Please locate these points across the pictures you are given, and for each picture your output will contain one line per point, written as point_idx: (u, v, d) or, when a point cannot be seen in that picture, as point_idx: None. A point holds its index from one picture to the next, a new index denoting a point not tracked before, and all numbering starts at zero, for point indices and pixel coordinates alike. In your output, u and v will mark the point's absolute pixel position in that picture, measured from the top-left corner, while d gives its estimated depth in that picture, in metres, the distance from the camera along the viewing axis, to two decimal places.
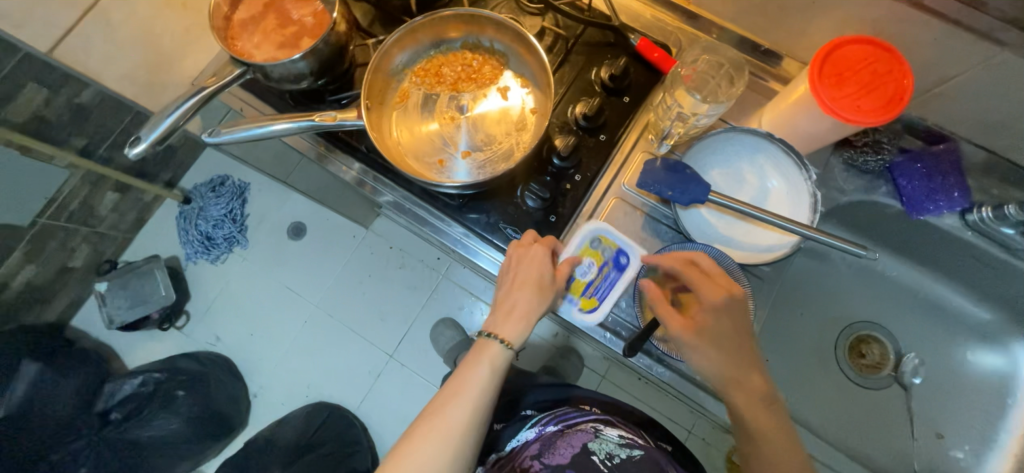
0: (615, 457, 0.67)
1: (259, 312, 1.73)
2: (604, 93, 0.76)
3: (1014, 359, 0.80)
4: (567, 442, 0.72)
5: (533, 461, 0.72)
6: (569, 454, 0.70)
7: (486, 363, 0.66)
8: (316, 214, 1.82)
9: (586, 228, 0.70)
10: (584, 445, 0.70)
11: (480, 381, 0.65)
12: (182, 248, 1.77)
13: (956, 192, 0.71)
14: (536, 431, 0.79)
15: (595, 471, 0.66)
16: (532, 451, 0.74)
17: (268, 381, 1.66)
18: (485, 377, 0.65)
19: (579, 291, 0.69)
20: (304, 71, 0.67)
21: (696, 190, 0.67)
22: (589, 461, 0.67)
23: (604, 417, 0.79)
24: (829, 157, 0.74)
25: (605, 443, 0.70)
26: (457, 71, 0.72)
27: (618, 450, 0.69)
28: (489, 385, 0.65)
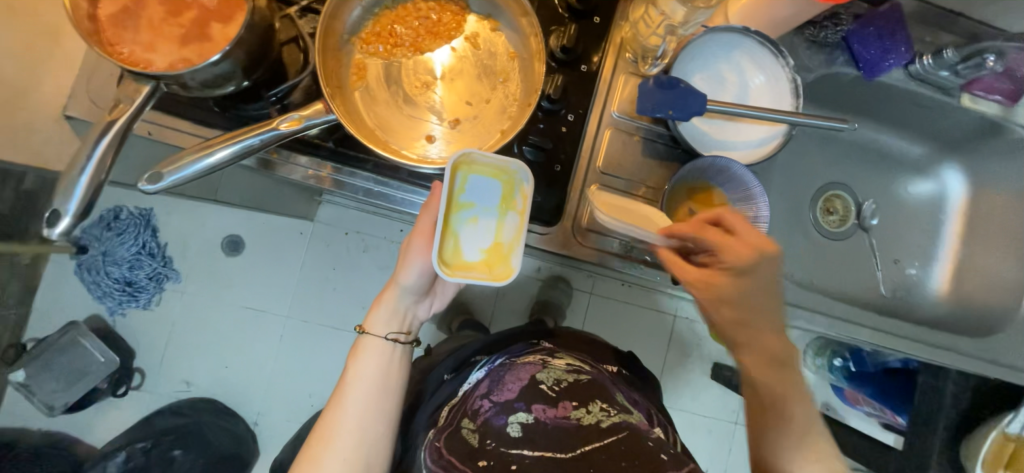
0: (563, 382, 0.70)
1: (224, 342, 1.57)
2: (573, 18, 0.70)
3: (944, 182, 0.95)
4: (514, 375, 0.72)
5: (484, 400, 0.69)
6: (519, 386, 0.70)
7: (371, 352, 0.69)
8: (249, 220, 1.60)
9: (456, 158, 0.57)
10: (533, 375, 0.72)
11: (370, 370, 0.68)
12: (100, 303, 1.51)
13: (904, 47, 0.76)
14: (485, 370, 0.77)
15: (546, 397, 0.68)
16: (482, 390, 0.72)
17: (263, 405, 1.56)
18: (372, 365, 0.68)
19: (501, 250, 0.60)
20: (230, 70, 0.53)
21: (694, 104, 0.67)
22: (539, 390, 0.69)
23: (547, 348, 0.81)
24: (793, 38, 0.76)
25: (553, 372, 0.73)
26: (414, 27, 0.61)
27: (565, 376, 0.72)
28: (378, 372, 0.68)
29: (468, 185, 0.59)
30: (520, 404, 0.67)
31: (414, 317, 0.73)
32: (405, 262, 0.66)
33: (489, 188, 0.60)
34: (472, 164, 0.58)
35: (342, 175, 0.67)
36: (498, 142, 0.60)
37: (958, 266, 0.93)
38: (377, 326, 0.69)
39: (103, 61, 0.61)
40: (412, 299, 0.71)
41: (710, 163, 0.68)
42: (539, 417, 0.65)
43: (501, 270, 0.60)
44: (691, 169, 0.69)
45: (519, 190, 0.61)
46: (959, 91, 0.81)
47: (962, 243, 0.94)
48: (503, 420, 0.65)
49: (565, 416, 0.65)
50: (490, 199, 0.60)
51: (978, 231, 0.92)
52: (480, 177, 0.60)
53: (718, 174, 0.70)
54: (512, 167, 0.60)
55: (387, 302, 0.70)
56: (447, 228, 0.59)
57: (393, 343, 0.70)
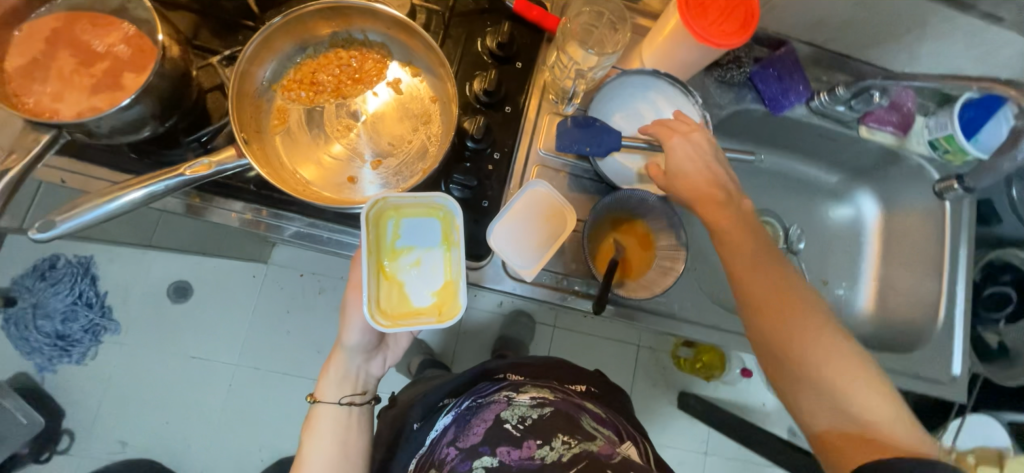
0: (527, 419, 0.68)
1: (166, 395, 1.48)
2: (495, 63, 0.74)
3: (860, 206, 1.02)
4: (479, 418, 0.71)
5: (450, 449, 0.69)
6: (483, 429, 0.68)
7: (322, 421, 0.72)
8: (197, 264, 1.55)
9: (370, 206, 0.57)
10: (497, 415, 0.70)
11: (323, 441, 0.70)
12: (27, 360, 1.42)
13: (801, 86, 0.83)
14: (451, 415, 0.76)
15: (511, 437, 0.66)
16: (449, 437, 0.71)
17: (208, 462, 1.46)
18: (324, 438, 0.71)
19: (451, 288, 0.60)
20: (143, 116, 0.54)
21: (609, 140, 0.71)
22: (504, 430, 0.67)
23: (514, 382, 0.79)
24: (704, 79, 0.83)
25: (518, 408, 0.71)
26: (336, 75, 0.64)
27: (529, 410, 0.70)
28: (333, 443, 0.71)
29: (400, 230, 0.60)
30: (484, 447, 0.66)
31: (367, 375, 0.75)
32: (345, 323, 0.68)
33: (423, 228, 0.61)
34: (399, 209, 0.60)
35: (278, 218, 0.67)
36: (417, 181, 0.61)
37: (881, 285, 0.98)
38: (326, 394, 0.72)
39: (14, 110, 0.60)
40: (361, 358, 0.73)
41: (630, 194, 0.72)
42: (504, 460, 0.63)
43: (451, 309, 0.59)
44: (613, 200, 0.72)
45: (454, 223, 0.61)
46: (856, 124, 0.88)
47: (882, 262, 0.99)
48: (468, 465, 0.64)
49: (529, 457, 0.63)
50: (427, 239, 0.61)
51: (894, 252, 0.98)
52: (413, 220, 0.61)
53: (639, 204, 0.73)
54: (441, 202, 0.60)
55: (337, 366, 0.73)
56: (388, 278, 0.60)
57: (347, 407, 0.73)
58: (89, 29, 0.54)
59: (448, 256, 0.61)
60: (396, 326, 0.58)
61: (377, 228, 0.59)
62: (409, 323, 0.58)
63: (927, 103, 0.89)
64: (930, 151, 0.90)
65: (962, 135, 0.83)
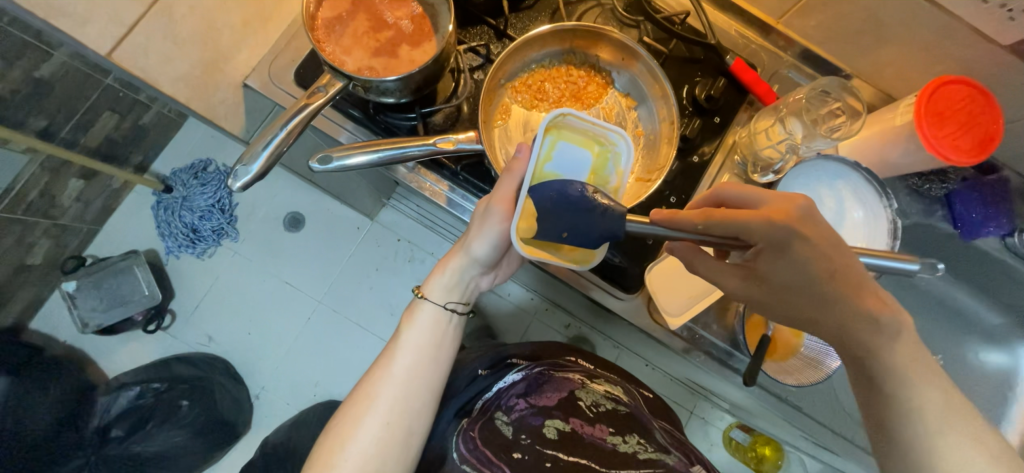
0: (600, 405, 0.77)
1: (256, 309, 1.62)
2: (696, 112, 0.75)
3: (1016, 356, 0.93)
4: (553, 386, 0.79)
5: (519, 399, 0.78)
6: (557, 396, 0.77)
7: (423, 317, 0.69)
8: (316, 202, 1.70)
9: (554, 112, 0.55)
10: (572, 390, 0.79)
11: (420, 337, 0.68)
12: (161, 241, 1.60)
13: (1005, 219, 0.78)
14: (521, 373, 0.83)
15: (585, 415, 0.74)
16: (517, 390, 0.80)
17: (270, 381, 1.57)
18: (423, 334, 0.68)
19: None
20: (390, 89, 0.59)
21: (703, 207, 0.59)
22: (577, 405, 0.76)
23: (586, 371, 0.87)
24: (897, 183, 0.79)
25: (593, 393, 0.79)
26: (561, 88, 0.68)
27: (602, 400, 0.78)
28: (429, 343, 0.68)
29: (558, 151, 0.58)
30: (557, 412, 0.74)
31: (475, 287, 0.72)
32: (481, 226, 0.63)
33: (578, 157, 0.60)
34: (565, 129, 0.58)
35: (455, 195, 0.74)
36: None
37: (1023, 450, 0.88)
38: (435, 293, 0.68)
39: (287, 49, 0.70)
40: (478, 270, 0.69)
41: None
42: (575, 429, 0.71)
43: (581, 254, 0.60)
44: None
45: (611, 163, 0.60)
46: None
47: None
48: (538, 421, 0.73)
49: (602, 438, 0.70)
50: (577, 170, 0.59)
51: None
52: (570, 145, 0.59)
53: None
54: (608, 138, 0.59)
55: (451, 269, 0.69)
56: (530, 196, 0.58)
57: (450, 312, 0.69)
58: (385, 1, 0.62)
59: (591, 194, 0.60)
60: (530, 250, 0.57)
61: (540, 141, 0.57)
62: (543, 252, 0.57)
63: None
64: None
65: None
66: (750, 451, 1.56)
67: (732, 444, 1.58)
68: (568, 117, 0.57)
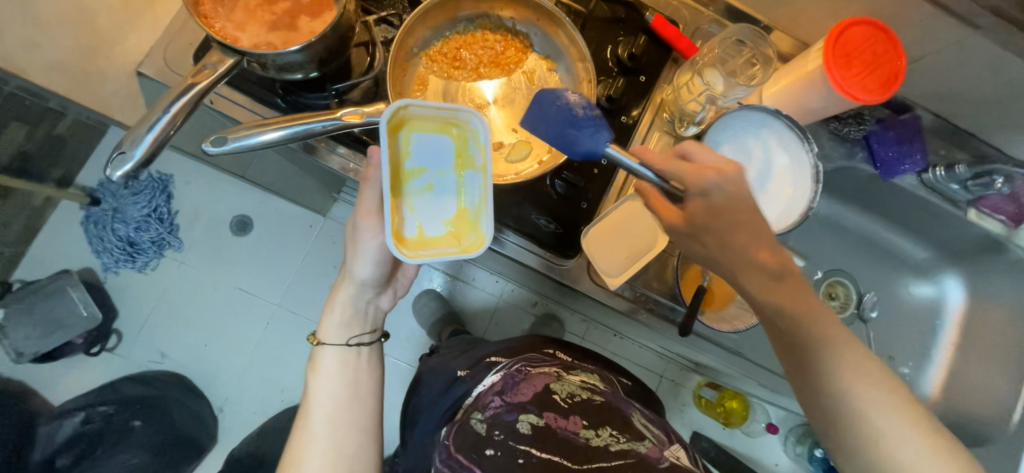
0: (574, 397, 0.77)
1: (210, 319, 1.55)
2: (621, 73, 0.75)
3: (943, 288, 0.98)
4: (530, 382, 0.78)
5: (495, 396, 0.76)
6: (532, 392, 0.76)
7: (328, 364, 0.71)
8: (263, 203, 1.63)
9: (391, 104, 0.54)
10: (547, 385, 0.78)
11: (334, 383, 0.70)
12: (96, 258, 1.51)
13: (918, 155, 0.81)
14: (499, 373, 0.83)
15: (559, 408, 0.73)
16: (495, 389, 0.78)
17: (234, 392, 1.52)
18: (331, 378, 0.71)
19: (467, 217, 0.59)
20: (300, 60, 0.56)
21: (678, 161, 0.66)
22: (552, 399, 0.75)
23: (563, 364, 0.89)
24: (818, 128, 0.82)
25: (568, 385, 0.79)
26: (479, 55, 0.66)
27: (577, 391, 0.78)
28: (341, 385, 0.70)
29: (414, 145, 0.57)
30: (531, 407, 0.73)
31: (375, 312, 0.76)
32: (358, 249, 0.67)
33: (438, 146, 0.58)
34: (413, 121, 0.56)
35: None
36: (508, 181, 0.63)
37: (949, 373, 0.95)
38: (331, 335, 0.72)
39: (182, 32, 0.65)
40: (370, 292, 0.73)
41: None
42: (551, 424, 0.70)
43: (471, 241, 0.59)
44: None
45: (472, 143, 0.58)
46: (965, 205, 0.84)
47: (955, 349, 0.96)
48: (514, 417, 0.71)
49: (575, 431, 0.70)
50: (440, 160, 0.58)
51: (973, 343, 0.94)
52: (425, 135, 0.58)
53: None
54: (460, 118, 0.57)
55: (342, 301, 0.73)
56: (400, 198, 0.57)
57: (355, 348, 0.73)
58: None
59: (465, 179, 0.59)
60: (411, 251, 0.57)
61: (392, 141, 0.56)
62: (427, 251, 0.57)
63: None
64: None
65: None
66: (718, 406, 1.62)
67: (702, 401, 1.64)
68: (407, 110, 0.55)
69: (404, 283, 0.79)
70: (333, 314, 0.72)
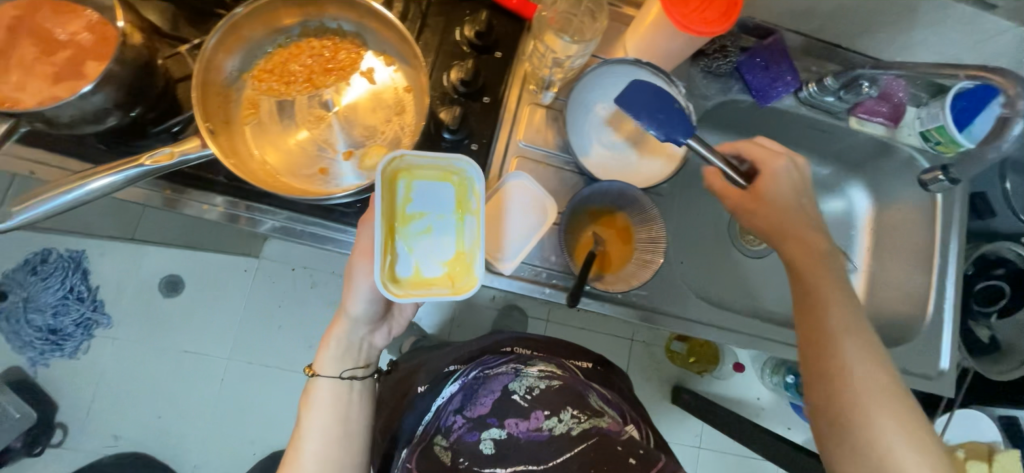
0: (533, 392, 0.77)
1: (159, 389, 1.48)
2: (475, 53, 0.73)
3: (850, 199, 0.99)
4: (488, 388, 0.78)
5: (457, 416, 0.76)
6: (492, 401, 0.77)
7: (320, 397, 0.71)
8: (188, 258, 1.55)
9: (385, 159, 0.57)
10: (506, 386, 0.78)
11: (322, 413, 0.70)
12: (21, 354, 1.42)
13: (789, 76, 0.81)
14: (458, 383, 0.80)
15: (517, 410, 0.76)
16: (455, 404, 0.77)
17: (201, 456, 1.47)
18: (319, 412, 0.70)
19: (463, 259, 0.61)
20: (106, 105, 0.52)
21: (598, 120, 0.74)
22: (511, 401, 0.76)
23: (521, 355, 0.84)
24: (689, 69, 0.81)
25: (525, 379, 0.79)
26: (309, 64, 0.63)
27: (536, 383, 0.79)
28: (329, 421, 0.70)
29: (415, 192, 0.61)
30: (491, 419, 0.75)
31: (370, 346, 0.74)
32: (350, 290, 0.67)
33: (440, 192, 0.62)
34: (414, 170, 0.60)
35: (240, 210, 0.67)
36: (361, 189, 0.60)
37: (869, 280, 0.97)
38: (325, 368, 0.71)
39: None
40: (364, 329, 0.72)
41: (608, 187, 0.71)
42: (512, 431, 0.74)
43: (463, 281, 0.60)
44: (593, 193, 0.71)
45: (471, 189, 0.62)
46: (846, 114, 0.86)
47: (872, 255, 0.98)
48: (475, 437, 0.74)
49: (535, 430, 0.74)
50: (441, 204, 0.62)
51: (884, 246, 0.96)
52: (427, 182, 0.61)
53: (618, 197, 0.72)
54: (459, 166, 0.61)
55: (337, 337, 0.72)
56: (399, 241, 0.60)
57: (348, 380, 0.72)
58: (53, 17, 0.53)
59: (463, 223, 0.62)
60: (403, 292, 0.58)
61: (393, 190, 0.60)
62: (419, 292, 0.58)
63: (920, 94, 0.86)
64: (923, 143, 0.86)
65: (953, 126, 0.80)
66: (690, 356, 1.63)
67: (674, 356, 1.65)
68: (409, 160, 0.59)
69: (402, 319, 0.75)
70: (330, 350, 0.71)
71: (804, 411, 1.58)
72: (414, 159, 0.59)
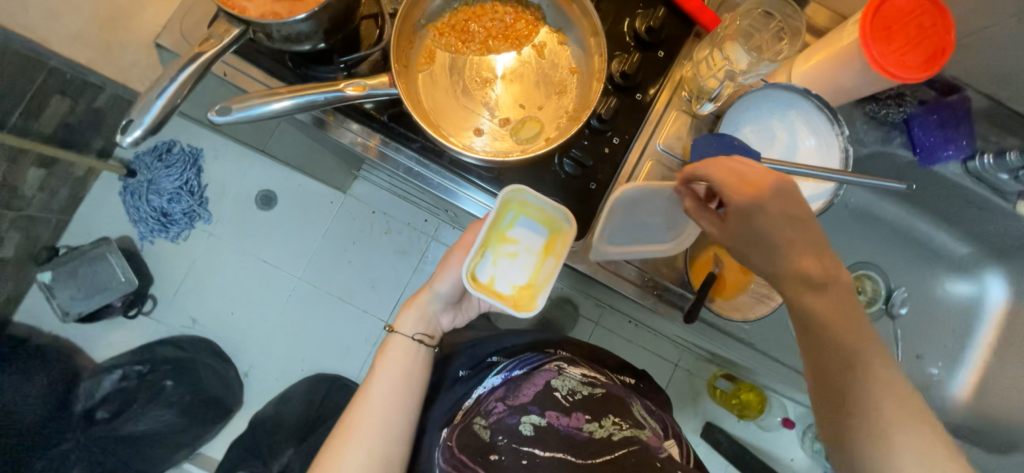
0: (576, 393, 0.76)
1: (237, 289, 1.62)
2: (638, 47, 0.72)
3: (983, 286, 0.91)
4: (530, 381, 0.78)
5: (498, 403, 0.76)
6: (533, 392, 0.76)
7: (394, 349, 0.77)
8: (286, 179, 1.67)
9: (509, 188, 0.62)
10: (548, 383, 0.77)
11: (393, 368, 0.76)
12: (133, 226, 1.59)
13: (965, 141, 0.75)
14: (501, 376, 0.82)
15: (559, 405, 0.73)
16: (497, 394, 0.78)
17: (258, 359, 1.59)
18: (393, 362, 0.76)
19: (529, 290, 0.64)
20: (313, 30, 0.57)
21: (699, 142, 0.68)
22: (553, 397, 0.74)
23: (564, 357, 0.85)
24: (852, 110, 0.76)
25: (568, 381, 0.78)
26: (488, 27, 0.64)
27: (579, 386, 0.77)
28: (400, 371, 0.75)
29: (518, 222, 0.65)
30: (533, 407, 0.73)
31: (438, 323, 0.81)
32: (443, 271, 0.74)
33: (535, 231, 0.66)
34: (525, 206, 0.65)
35: (388, 149, 0.70)
36: (518, 158, 0.61)
37: (984, 379, 0.89)
38: (405, 326, 0.77)
39: (198, 3, 0.66)
40: (440, 304, 0.79)
41: None
42: (551, 422, 0.71)
43: (525, 307, 0.64)
44: None
45: (563, 239, 0.65)
46: (1015, 196, 0.78)
47: (993, 352, 0.90)
48: (515, 420, 0.72)
49: (578, 427, 0.70)
50: (534, 242, 0.66)
51: (1012, 346, 0.88)
52: (530, 218, 0.66)
53: None
54: (562, 218, 0.65)
55: (419, 305, 0.78)
56: (488, 252, 0.65)
57: (418, 343, 0.77)
58: None
59: (542, 264, 0.65)
60: (476, 290, 0.63)
61: (501, 212, 0.65)
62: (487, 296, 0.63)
63: None
64: None
65: None
66: (733, 398, 1.56)
67: (716, 393, 1.59)
68: (524, 195, 0.64)
69: (472, 308, 0.84)
70: (410, 316, 0.77)
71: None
72: (533, 198, 0.64)
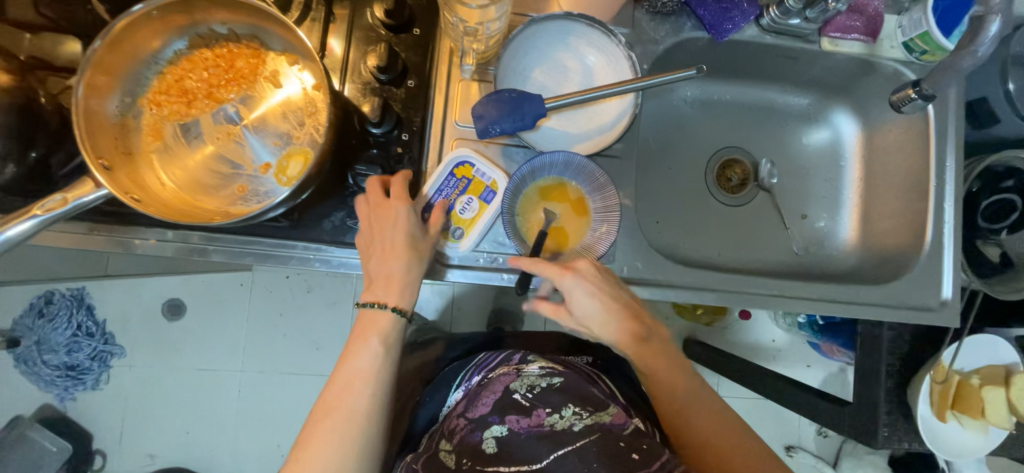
0: (536, 388, 0.67)
1: (182, 406, 1.44)
2: (390, 34, 0.67)
3: (835, 127, 0.92)
4: (489, 389, 0.70)
5: (459, 419, 0.68)
6: (493, 400, 0.67)
7: (383, 332, 0.61)
8: (186, 280, 1.46)
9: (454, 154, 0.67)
10: (506, 386, 0.69)
11: (377, 356, 0.61)
12: (48, 392, 1.41)
13: (745, 3, 0.73)
14: (462, 388, 0.76)
15: (518, 406, 0.65)
16: (459, 409, 0.70)
17: (234, 466, 1.44)
18: (381, 349, 0.61)
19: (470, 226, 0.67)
20: None
21: (479, 108, 0.64)
22: (513, 400, 0.66)
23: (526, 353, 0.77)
24: (633, 12, 0.74)
25: (527, 378, 0.69)
26: (206, 78, 0.58)
27: (540, 380, 0.68)
28: (384, 361, 0.61)
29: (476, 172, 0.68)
30: (494, 417, 0.65)
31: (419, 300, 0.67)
32: (400, 227, 0.61)
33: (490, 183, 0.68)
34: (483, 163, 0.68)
35: (213, 241, 0.65)
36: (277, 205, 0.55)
37: (863, 214, 0.90)
38: (398, 299, 0.62)
39: None
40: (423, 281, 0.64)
41: (551, 159, 0.66)
42: (512, 428, 0.62)
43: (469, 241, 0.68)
44: (532, 169, 0.67)
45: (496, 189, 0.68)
46: (816, 37, 0.77)
47: (864, 187, 0.90)
48: (479, 436, 0.63)
49: (539, 423, 0.62)
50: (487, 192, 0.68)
51: (875, 175, 0.89)
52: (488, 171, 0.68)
53: (567, 167, 0.67)
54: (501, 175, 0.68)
55: (410, 278, 0.62)
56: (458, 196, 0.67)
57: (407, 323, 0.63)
58: None
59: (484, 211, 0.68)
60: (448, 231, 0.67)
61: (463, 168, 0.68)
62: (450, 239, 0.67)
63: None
64: (907, 54, 0.78)
65: (937, 30, 0.72)
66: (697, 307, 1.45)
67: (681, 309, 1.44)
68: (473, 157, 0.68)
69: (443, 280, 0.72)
70: (402, 282, 0.61)
71: (825, 346, 1.34)
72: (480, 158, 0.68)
